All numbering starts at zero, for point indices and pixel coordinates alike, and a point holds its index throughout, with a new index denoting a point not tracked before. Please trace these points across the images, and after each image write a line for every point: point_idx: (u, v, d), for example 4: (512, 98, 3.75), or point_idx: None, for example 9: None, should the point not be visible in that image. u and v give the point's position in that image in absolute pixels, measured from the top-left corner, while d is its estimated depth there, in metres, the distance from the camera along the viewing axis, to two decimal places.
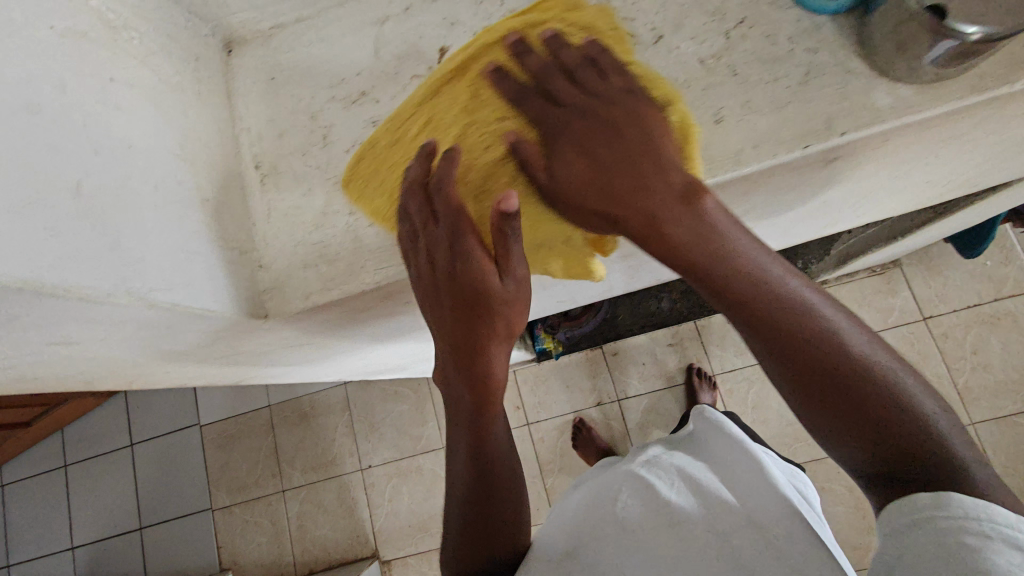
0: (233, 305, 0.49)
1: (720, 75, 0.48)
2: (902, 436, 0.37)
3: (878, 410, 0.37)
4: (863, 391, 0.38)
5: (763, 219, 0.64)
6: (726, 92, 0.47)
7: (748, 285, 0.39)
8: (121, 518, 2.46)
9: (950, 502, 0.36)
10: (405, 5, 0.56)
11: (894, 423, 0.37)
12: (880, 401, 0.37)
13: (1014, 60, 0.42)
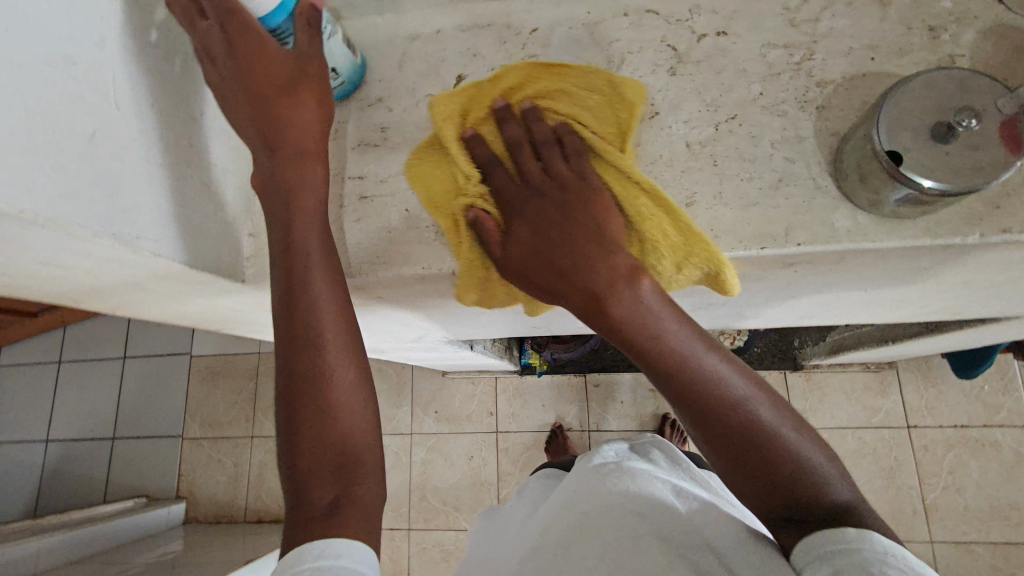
0: (217, 264, 0.54)
1: (702, 162, 0.50)
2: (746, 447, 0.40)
3: (736, 422, 0.41)
4: (715, 402, 0.41)
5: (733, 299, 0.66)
6: (702, 179, 0.50)
7: (640, 310, 0.44)
8: (97, 424, 2.47)
9: (846, 534, 0.36)
10: (437, 27, 0.59)
11: (742, 437, 0.40)
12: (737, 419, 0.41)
13: (974, 213, 0.44)
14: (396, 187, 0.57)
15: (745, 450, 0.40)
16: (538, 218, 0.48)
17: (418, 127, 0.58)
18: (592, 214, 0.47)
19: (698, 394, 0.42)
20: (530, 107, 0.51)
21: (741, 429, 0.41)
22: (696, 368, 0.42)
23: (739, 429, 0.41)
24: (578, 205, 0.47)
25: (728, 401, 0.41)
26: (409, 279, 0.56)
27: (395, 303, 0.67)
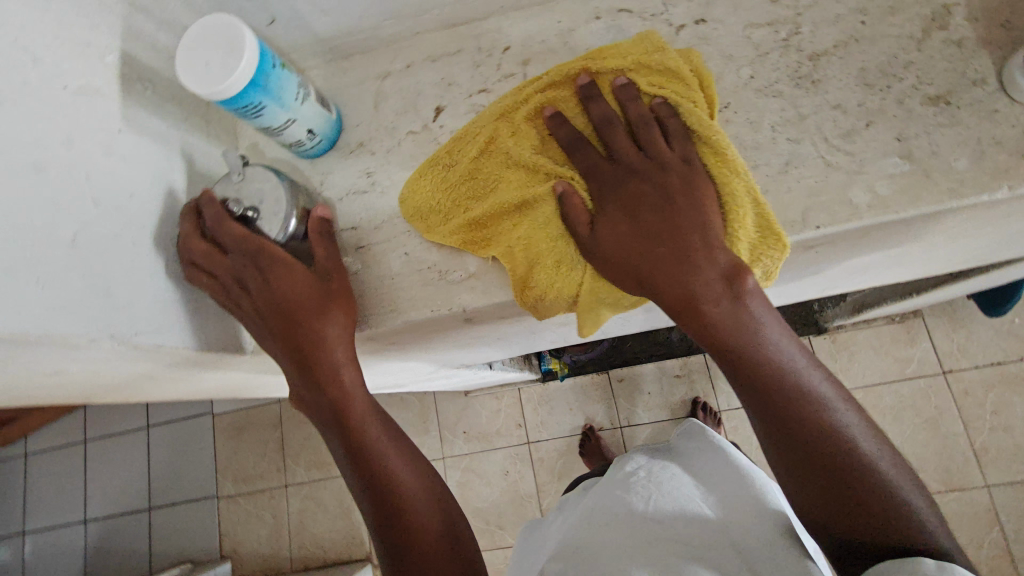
0: (223, 343, 0.52)
1: None
2: (824, 457, 0.39)
3: (837, 453, 0.39)
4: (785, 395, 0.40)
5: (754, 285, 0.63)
6: None
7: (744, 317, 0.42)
8: (131, 497, 2.39)
9: (925, 565, 0.36)
10: (408, 61, 0.58)
11: (828, 455, 0.39)
12: (827, 445, 0.40)
13: (999, 166, 0.42)
14: (392, 231, 0.55)
15: (823, 477, 0.39)
16: (631, 198, 0.45)
17: (403, 166, 0.56)
18: (692, 204, 0.44)
19: (792, 407, 0.40)
20: (627, 85, 0.48)
21: (836, 460, 0.39)
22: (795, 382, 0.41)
23: (817, 447, 0.40)
24: (677, 184, 0.44)
25: (820, 416, 0.40)
26: (419, 324, 0.55)
27: (406, 346, 0.64)
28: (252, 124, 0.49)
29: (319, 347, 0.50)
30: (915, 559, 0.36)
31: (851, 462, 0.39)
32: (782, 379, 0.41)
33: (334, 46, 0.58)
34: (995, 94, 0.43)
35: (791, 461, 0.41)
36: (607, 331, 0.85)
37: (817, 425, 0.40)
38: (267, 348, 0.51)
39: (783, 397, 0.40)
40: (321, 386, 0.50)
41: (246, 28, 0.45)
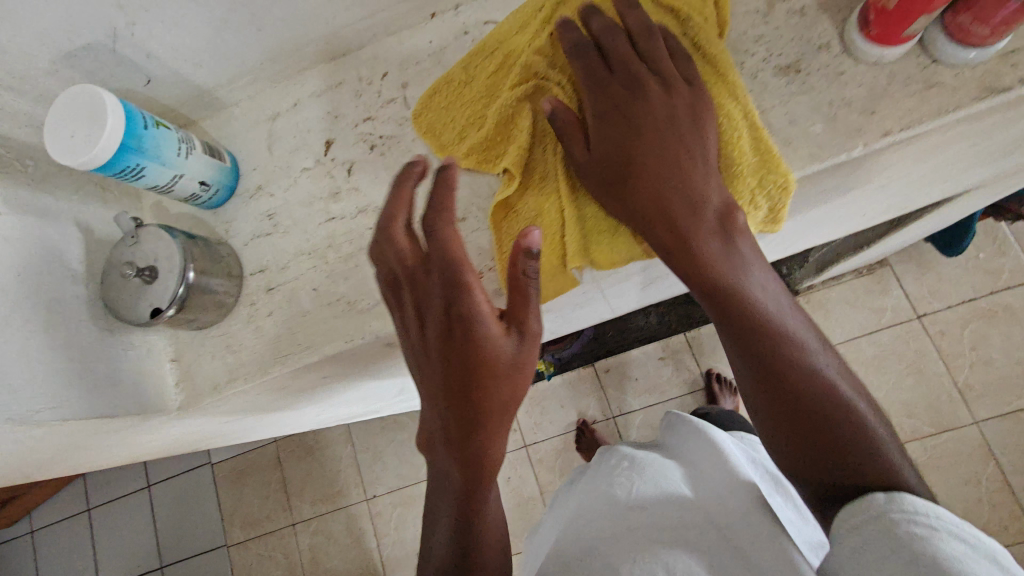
0: (141, 407, 0.53)
1: None
2: (811, 409, 0.38)
3: (831, 418, 0.37)
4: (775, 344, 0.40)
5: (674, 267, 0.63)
6: None
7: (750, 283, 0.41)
8: (142, 557, 2.36)
9: (880, 504, 0.34)
10: (294, 100, 0.58)
11: (823, 416, 0.38)
12: (828, 414, 0.38)
13: (852, 125, 0.43)
14: (299, 269, 0.56)
15: (813, 431, 0.38)
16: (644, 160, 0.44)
17: (302, 203, 0.57)
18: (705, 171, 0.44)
19: (789, 372, 0.39)
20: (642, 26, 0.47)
21: (829, 423, 0.37)
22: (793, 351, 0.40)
23: (810, 412, 0.38)
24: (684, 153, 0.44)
25: (820, 386, 0.38)
26: (339, 356, 0.55)
27: (342, 377, 0.64)
28: (138, 185, 0.50)
29: (473, 329, 0.44)
30: (873, 499, 0.34)
31: (843, 425, 0.37)
32: (781, 345, 0.40)
33: (220, 95, 0.58)
34: (840, 56, 0.44)
35: (780, 419, 0.39)
36: (556, 329, 0.85)
37: (814, 392, 0.38)
38: (433, 339, 0.46)
39: (784, 361, 0.39)
40: (480, 403, 0.45)
41: (109, 94, 0.45)
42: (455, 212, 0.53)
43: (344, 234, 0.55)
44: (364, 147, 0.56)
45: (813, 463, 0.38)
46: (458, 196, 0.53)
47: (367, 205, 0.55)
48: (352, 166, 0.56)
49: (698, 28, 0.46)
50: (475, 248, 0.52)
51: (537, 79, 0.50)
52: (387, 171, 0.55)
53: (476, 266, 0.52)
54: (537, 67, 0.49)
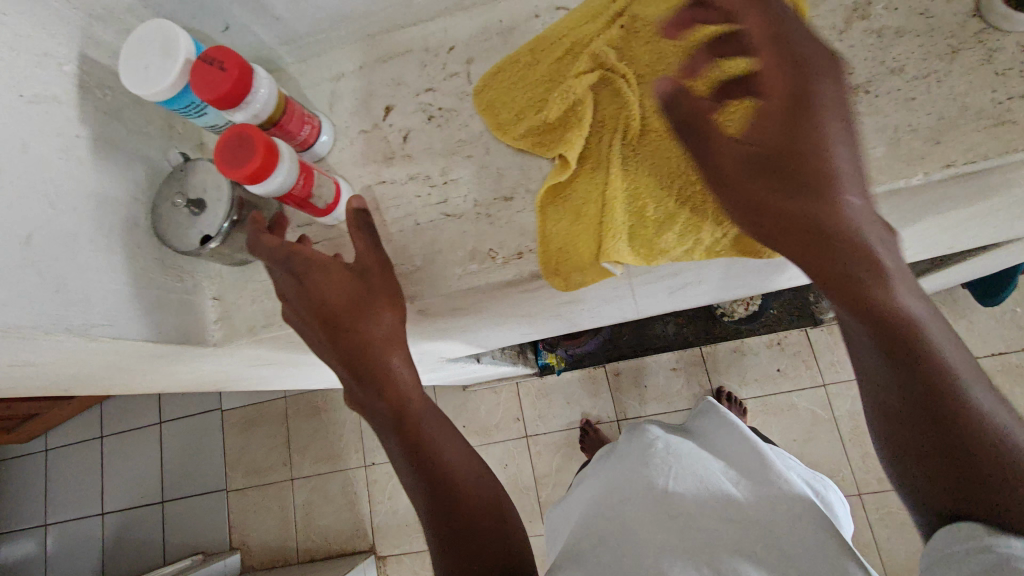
0: (183, 334, 0.55)
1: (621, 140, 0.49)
2: (930, 410, 0.35)
3: (950, 412, 0.34)
4: (928, 355, 0.35)
5: (710, 272, 0.63)
6: (630, 154, 0.49)
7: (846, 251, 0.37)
8: (144, 490, 2.40)
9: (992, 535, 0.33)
10: (359, 63, 0.60)
11: (949, 425, 0.34)
12: (951, 416, 0.34)
13: (915, 154, 0.43)
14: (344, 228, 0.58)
15: (920, 421, 0.35)
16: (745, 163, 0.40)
17: (354, 163, 0.58)
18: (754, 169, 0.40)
19: (905, 364, 0.36)
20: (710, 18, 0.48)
21: (947, 423, 0.34)
22: (894, 343, 0.36)
23: (940, 409, 0.35)
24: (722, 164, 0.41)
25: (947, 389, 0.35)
26: None
27: None
28: (198, 122, 0.52)
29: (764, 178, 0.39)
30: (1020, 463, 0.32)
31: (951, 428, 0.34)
32: (904, 343, 0.36)
33: (288, 49, 0.60)
34: (912, 82, 0.44)
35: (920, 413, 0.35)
36: (575, 322, 0.85)
37: (934, 395, 0.35)
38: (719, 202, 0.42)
39: (906, 360, 0.36)
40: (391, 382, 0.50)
41: (182, 32, 0.48)
42: (503, 191, 0.53)
43: (391, 198, 0.56)
44: (422, 117, 0.57)
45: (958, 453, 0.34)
46: (508, 175, 0.53)
47: (417, 173, 0.56)
48: (408, 134, 0.57)
49: None
50: (516, 227, 0.52)
51: (603, 69, 0.50)
52: (442, 143, 0.56)
53: (516, 245, 0.52)
54: (599, 52, 0.50)
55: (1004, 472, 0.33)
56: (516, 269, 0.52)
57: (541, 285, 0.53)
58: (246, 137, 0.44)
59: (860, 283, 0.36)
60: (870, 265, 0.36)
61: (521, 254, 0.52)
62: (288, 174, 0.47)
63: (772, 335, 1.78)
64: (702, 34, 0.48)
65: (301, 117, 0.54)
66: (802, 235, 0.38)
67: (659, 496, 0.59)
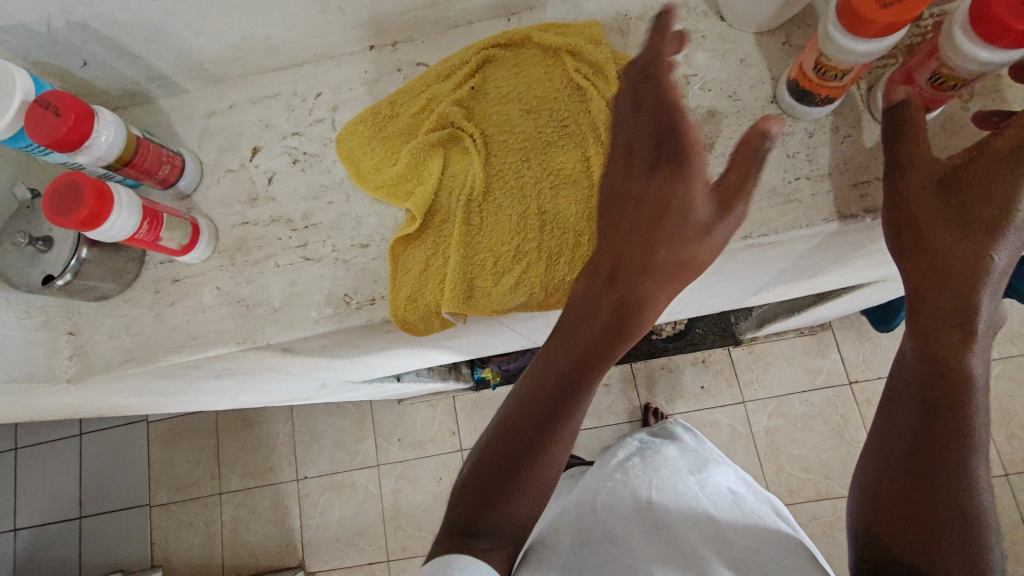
0: (30, 373, 0.54)
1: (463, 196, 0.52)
2: (943, 445, 0.37)
3: (947, 446, 0.37)
4: (968, 398, 0.38)
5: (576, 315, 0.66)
6: (472, 209, 0.51)
7: (950, 285, 0.40)
8: (59, 506, 2.25)
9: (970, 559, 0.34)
10: (230, 103, 0.61)
11: (955, 455, 0.36)
12: (954, 450, 0.37)
13: None
14: (207, 267, 0.58)
15: (932, 447, 0.37)
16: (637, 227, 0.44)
17: (220, 203, 0.59)
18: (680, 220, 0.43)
19: (942, 393, 0.38)
20: (550, 87, 0.52)
21: (944, 452, 0.37)
22: (957, 378, 0.39)
23: (948, 441, 0.37)
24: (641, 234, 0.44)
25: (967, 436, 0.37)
26: (230, 355, 0.57)
27: (242, 369, 0.66)
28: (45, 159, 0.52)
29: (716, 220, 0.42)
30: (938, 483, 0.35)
31: (949, 458, 0.37)
32: (951, 380, 0.39)
33: (158, 86, 0.60)
34: (719, 158, 0.48)
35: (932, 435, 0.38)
36: (474, 351, 0.87)
37: (944, 430, 0.37)
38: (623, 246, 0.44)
39: (947, 393, 0.38)
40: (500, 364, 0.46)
41: (19, 71, 0.47)
42: (360, 238, 0.55)
43: (254, 239, 0.57)
44: (287, 160, 0.58)
45: (951, 483, 0.36)
46: (366, 222, 0.55)
47: (280, 216, 0.57)
48: (274, 176, 0.58)
49: (597, 110, 0.49)
50: (371, 274, 0.54)
51: (453, 127, 0.53)
52: (305, 187, 0.57)
53: (369, 291, 0.54)
54: (448, 110, 0.53)
55: (966, 521, 0.35)
56: (367, 315, 0.53)
57: (395, 330, 0.55)
58: (73, 182, 0.44)
59: (956, 321, 0.40)
60: (967, 308, 0.40)
61: (373, 301, 0.53)
62: (129, 217, 0.48)
63: (697, 353, 1.70)
64: (543, 101, 0.52)
65: (158, 156, 0.54)
66: (953, 268, 0.40)
67: (642, 504, 0.59)
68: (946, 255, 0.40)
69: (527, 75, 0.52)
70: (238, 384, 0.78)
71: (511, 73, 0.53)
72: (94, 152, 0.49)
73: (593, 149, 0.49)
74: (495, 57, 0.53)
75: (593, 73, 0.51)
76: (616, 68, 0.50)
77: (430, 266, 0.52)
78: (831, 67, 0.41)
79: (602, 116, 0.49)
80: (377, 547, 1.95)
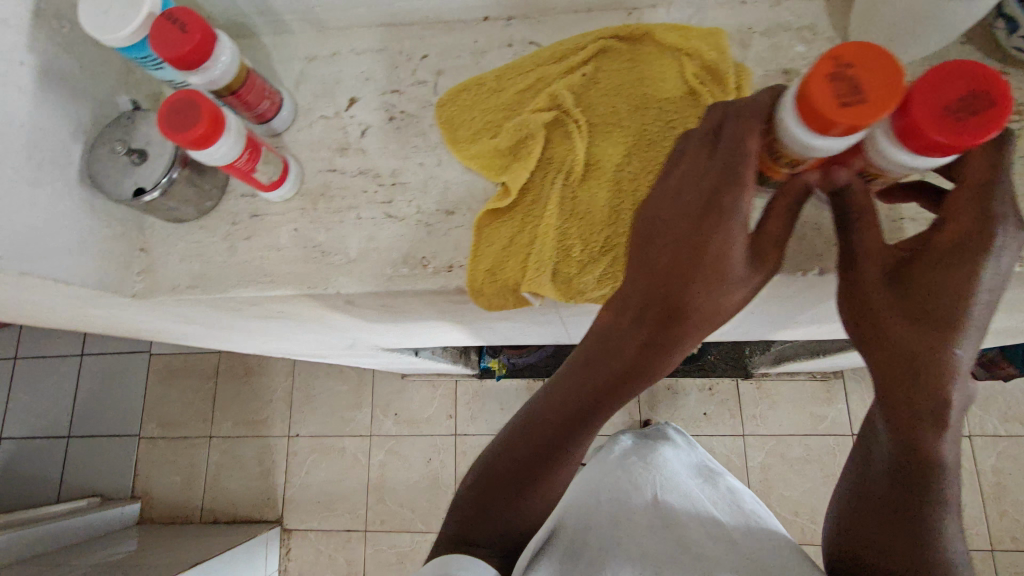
0: (102, 281, 0.55)
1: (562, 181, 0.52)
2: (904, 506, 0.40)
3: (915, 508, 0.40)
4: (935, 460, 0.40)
5: None
6: (569, 196, 0.52)
7: (905, 348, 0.40)
8: (50, 422, 2.27)
9: None
10: (333, 50, 0.61)
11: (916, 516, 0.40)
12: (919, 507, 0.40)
13: (814, 250, 0.48)
14: (287, 207, 0.58)
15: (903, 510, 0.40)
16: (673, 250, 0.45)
17: (310, 147, 0.59)
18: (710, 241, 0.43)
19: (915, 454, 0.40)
20: (665, 86, 0.51)
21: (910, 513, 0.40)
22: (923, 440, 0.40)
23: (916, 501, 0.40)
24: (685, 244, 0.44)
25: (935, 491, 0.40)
26: (296, 297, 0.57)
27: (296, 314, 0.66)
28: (155, 73, 0.52)
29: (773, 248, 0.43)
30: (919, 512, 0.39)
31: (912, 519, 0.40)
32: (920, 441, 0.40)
33: (265, 22, 0.60)
34: None
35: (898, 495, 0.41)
36: (510, 337, 0.87)
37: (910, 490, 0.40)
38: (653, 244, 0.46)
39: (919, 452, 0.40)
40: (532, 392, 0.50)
41: None
42: (446, 204, 0.55)
43: (339, 187, 0.57)
44: (383, 116, 0.58)
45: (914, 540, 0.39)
46: (455, 189, 0.55)
47: (368, 169, 0.57)
48: (367, 129, 0.58)
49: None
50: (452, 241, 0.54)
51: (559, 110, 0.53)
52: (397, 145, 0.57)
53: (449, 257, 0.54)
54: (558, 92, 0.52)
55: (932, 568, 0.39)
56: (443, 281, 0.53)
57: (465, 300, 0.55)
58: (191, 102, 0.45)
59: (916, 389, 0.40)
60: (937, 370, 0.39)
61: (451, 268, 0.53)
62: (234, 144, 0.48)
63: (705, 380, 1.72)
64: (654, 99, 0.52)
65: (261, 90, 0.54)
66: (912, 334, 0.40)
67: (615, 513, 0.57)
68: (908, 321, 0.40)
69: (642, 71, 0.52)
70: (278, 328, 0.78)
71: (625, 66, 0.53)
72: (208, 75, 0.49)
73: None
74: (612, 47, 0.53)
75: (711, 80, 0.50)
76: (735, 79, 0.50)
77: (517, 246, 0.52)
78: (785, 152, 0.40)
79: None
80: (356, 516, 1.95)
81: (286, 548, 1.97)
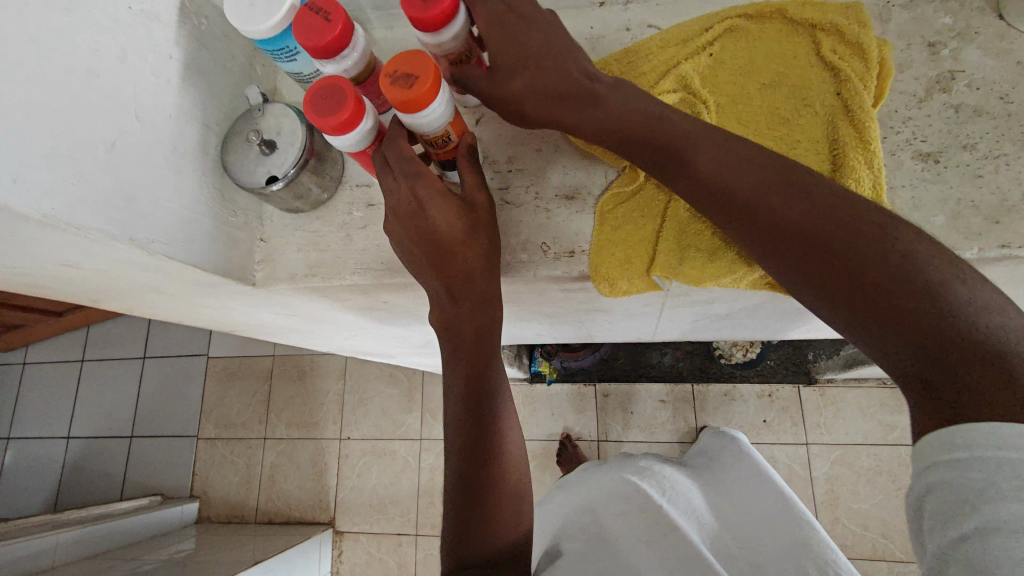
0: (228, 268, 0.56)
1: None
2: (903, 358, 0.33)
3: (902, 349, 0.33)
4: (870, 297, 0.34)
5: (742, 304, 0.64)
6: None
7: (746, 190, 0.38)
8: (114, 422, 2.35)
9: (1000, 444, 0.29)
10: None
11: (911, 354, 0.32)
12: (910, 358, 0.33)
13: (972, 228, 0.44)
14: None
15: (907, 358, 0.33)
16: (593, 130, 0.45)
17: None
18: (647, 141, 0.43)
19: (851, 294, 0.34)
20: (797, 65, 0.50)
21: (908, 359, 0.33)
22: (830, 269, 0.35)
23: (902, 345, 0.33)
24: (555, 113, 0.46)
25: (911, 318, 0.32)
26: (411, 285, 0.58)
27: (399, 304, 0.67)
28: (285, 66, 0.53)
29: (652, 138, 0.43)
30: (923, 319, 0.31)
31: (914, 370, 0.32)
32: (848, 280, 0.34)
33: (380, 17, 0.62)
34: (982, 160, 0.45)
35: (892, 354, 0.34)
36: (595, 333, 0.85)
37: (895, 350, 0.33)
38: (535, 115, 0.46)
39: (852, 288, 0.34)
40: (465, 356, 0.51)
41: None
42: (565, 189, 0.55)
43: None
44: None
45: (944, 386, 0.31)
46: (573, 174, 0.55)
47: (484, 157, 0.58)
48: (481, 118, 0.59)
49: (851, 92, 0.47)
50: (573, 227, 0.54)
51: (686, 91, 0.51)
52: (512, 132, 0.58)
53: (569, 243, 0.53)
54: (683, 72, 0.51)
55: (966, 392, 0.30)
56: (564, 267, 0.53)
57: (585, 285, 0.54)
58: (335, 86, 0.45)
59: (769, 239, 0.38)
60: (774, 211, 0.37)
61: (571, 253, 0.53)
62: (367, 131, 0.48)
63: (765, 385, 1.66)
64: (785, 78, 0.50)
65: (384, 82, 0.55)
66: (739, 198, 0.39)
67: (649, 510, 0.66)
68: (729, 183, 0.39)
69: (772, 50, 0.51)
70: (369, 321, 0.79)
71: (752, 46, 0.51)
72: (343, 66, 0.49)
73: (840, 132, 0.47)
74: (737, 28, 0.52)
75: (851, 55, 0.48)
76: (878, 52, 0.48)
77: (635, 239, 0.51)
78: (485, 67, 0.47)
79: (857, 97, 0.47)
80: (408, 520, 1.95)
81: (338, 551, 1.98)
